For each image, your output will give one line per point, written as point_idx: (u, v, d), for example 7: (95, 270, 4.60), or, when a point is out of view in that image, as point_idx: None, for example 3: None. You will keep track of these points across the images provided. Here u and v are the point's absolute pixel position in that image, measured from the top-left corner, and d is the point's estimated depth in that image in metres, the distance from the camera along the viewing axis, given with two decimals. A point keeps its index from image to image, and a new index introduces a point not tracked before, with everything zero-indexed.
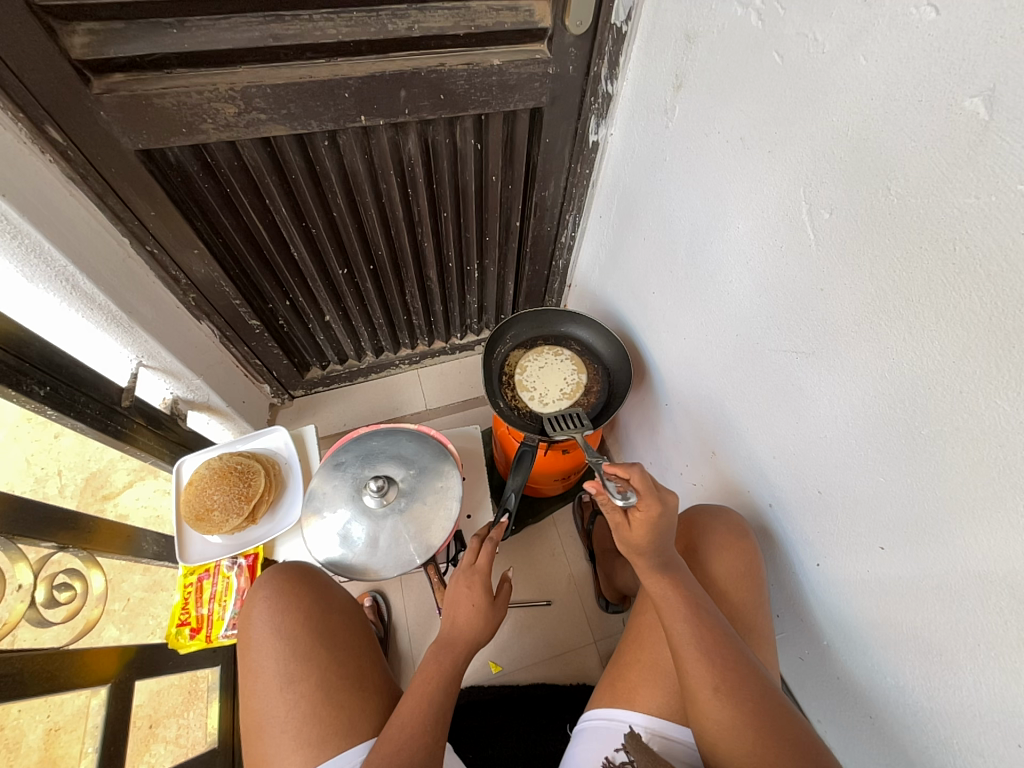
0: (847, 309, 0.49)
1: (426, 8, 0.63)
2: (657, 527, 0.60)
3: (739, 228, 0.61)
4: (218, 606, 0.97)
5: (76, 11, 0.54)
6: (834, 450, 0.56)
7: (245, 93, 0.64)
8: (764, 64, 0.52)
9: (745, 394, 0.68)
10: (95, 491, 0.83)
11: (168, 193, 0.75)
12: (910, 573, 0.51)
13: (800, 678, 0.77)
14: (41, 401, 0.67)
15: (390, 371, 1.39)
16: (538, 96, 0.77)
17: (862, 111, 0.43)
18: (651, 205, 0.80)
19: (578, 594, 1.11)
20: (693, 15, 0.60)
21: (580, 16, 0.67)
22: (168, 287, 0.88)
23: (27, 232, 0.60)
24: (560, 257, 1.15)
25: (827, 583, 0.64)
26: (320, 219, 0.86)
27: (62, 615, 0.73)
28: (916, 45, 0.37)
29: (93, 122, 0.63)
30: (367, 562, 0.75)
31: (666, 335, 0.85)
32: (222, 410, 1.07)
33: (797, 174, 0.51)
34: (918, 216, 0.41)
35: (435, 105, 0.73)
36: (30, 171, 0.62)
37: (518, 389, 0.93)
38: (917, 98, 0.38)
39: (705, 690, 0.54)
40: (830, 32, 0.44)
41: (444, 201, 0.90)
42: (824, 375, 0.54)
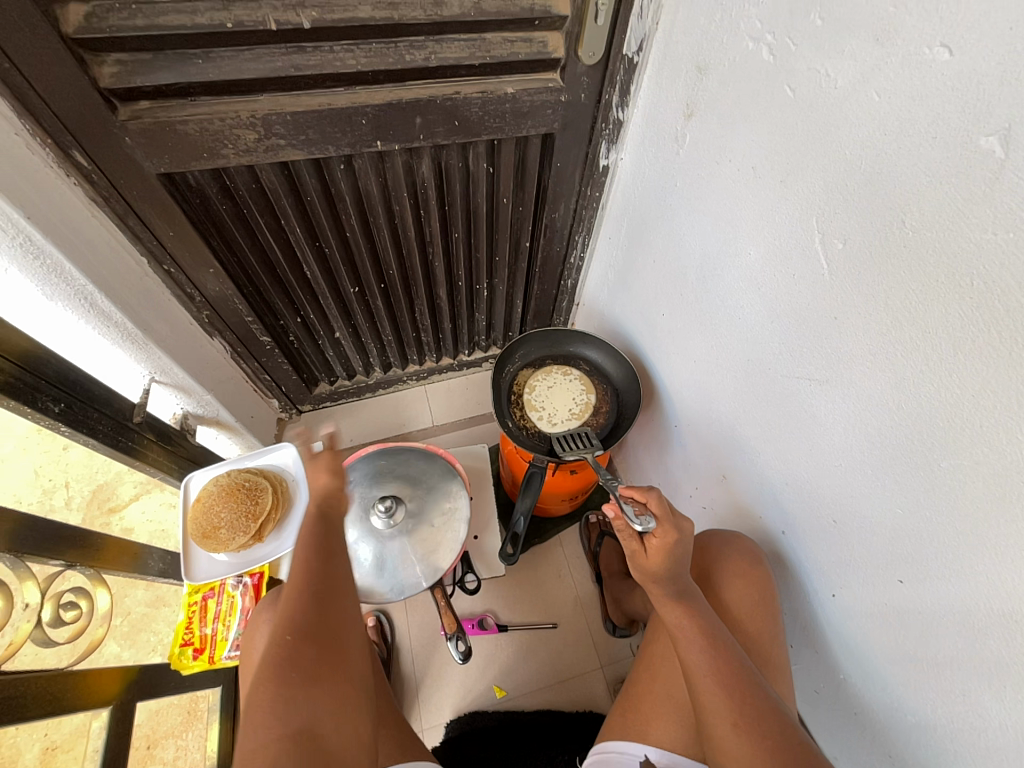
0: (862, 339, 0.49)
1: (443, 40, 0.65)
2: (674, 555, 0.59)
3: (750, 254, 0.62)
4: (222, 626, 0.97)
5: (107, 43, 0.56)
6: (849, 479, 0.55)
7: (266, 120, 0.65)
8: (776, 97, 0.53)
9: (756, 419, 0.68)
10: (101, 504, 0.82)
11: (187, 214, 0.76)
12: (930, 607, 0.50)
13: (816, 712, 0.75)
14: (55, 418, 0.67)
15: (398, 387, 1.39)
16: (550, 122, 0.78)
17: (874, 145, 0.43)
18: (661, 229, 0.80)
19: (584, 617, 1.09)
20: (704, 48, 0.61)
21: (592, 47, 0.70)
22: (183, 304, 0.89)
23: (49, 253, 0.61)
24: (568, 277, 1.16)
25: (843, 614, 0.62)
26: (333, 239, 0.87)
27: (66, 635, 0.73)
28: (929, 84, 0.38)
29: (118, 147, 0.65)
30: (372, 583, 0.74)
31: (675, 356, 0.86)
32: (230, 425, 1.08)
33: (810, 205, 0.52)
34: (933, 250, 0.41)
35: (450, 131, 0.75)
36: (55, 193, 0.63)
37: (526, 408, 0.92)
38: (930, 135, 0.39)
39: (724, 724, 0.53)
40: (842, 69, 0.45)
41: (456, 222, 0.91)
42: (838, 403, 0.54)
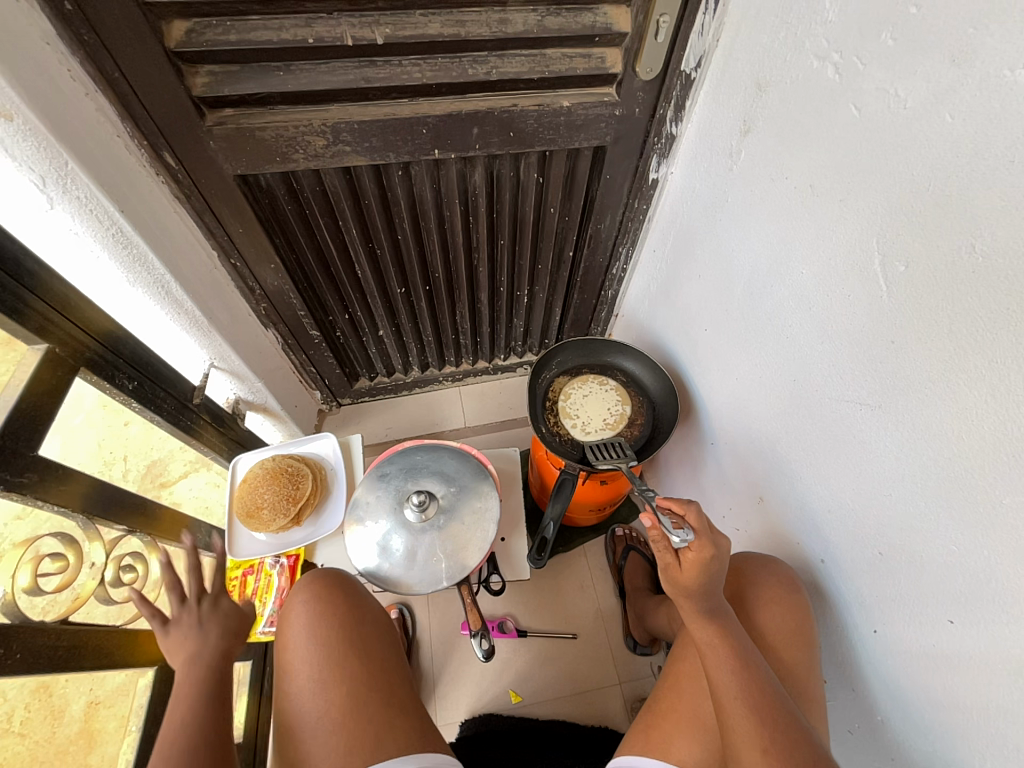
0: (921, 365, 0.47)
1: (505, 55, 0.68)
2: (709, 571, 0.58)
3: (803, 273, 0.60)
4: (258, 602, 1.00)
5: (203, 56, 0.61)
6: (899, 509, 0.53)
7: (335, 128, 0.70)
8: (840, 115, 0.52)
9: (800, 441, 0.66)
10: (153, 478, 0.87)
11: (256, 213, 0.82)
12: (983, 653, 0.47)
13: (847, 754, 0.71)
14: (128, 393, 0.74)
15: (434, 386, 1.43)
16: (603, 135, 0.80)
17: (945, 167, 0.42)
18: (709, 244, 0.80)
19: (605, 630, 1.08)
20: (765, 65, 0.61)
21: (651, 63, 0.71)
22: (244, 296, 0.95)
23: (136, 244, 0.67)
24: (609, 288, 1.16)
25: (885, 653, 0.59)
26: (386, 241, 0.91)
27: (124, 595, 0.79)
28: (1009, 107, 0.37)
29: (202, 150, 0.70)
30: (402, 574, 0.76)
31: (715, 373, 0.84)
32: (276, 413, 1.13)
33: (871, 225, 0.50)
34: (1005, 277, 0.39)
35: (504, 142, 0.77)
36: (145, 190, 0.69)
37: (560, 415, 0.93)
38: (1008, 158, 0.38)
39: (752, 750, 0.51)
40: (913, 89, 0.44)
41: (503, 230, 0.94)
42: (891, 431, 0.52)
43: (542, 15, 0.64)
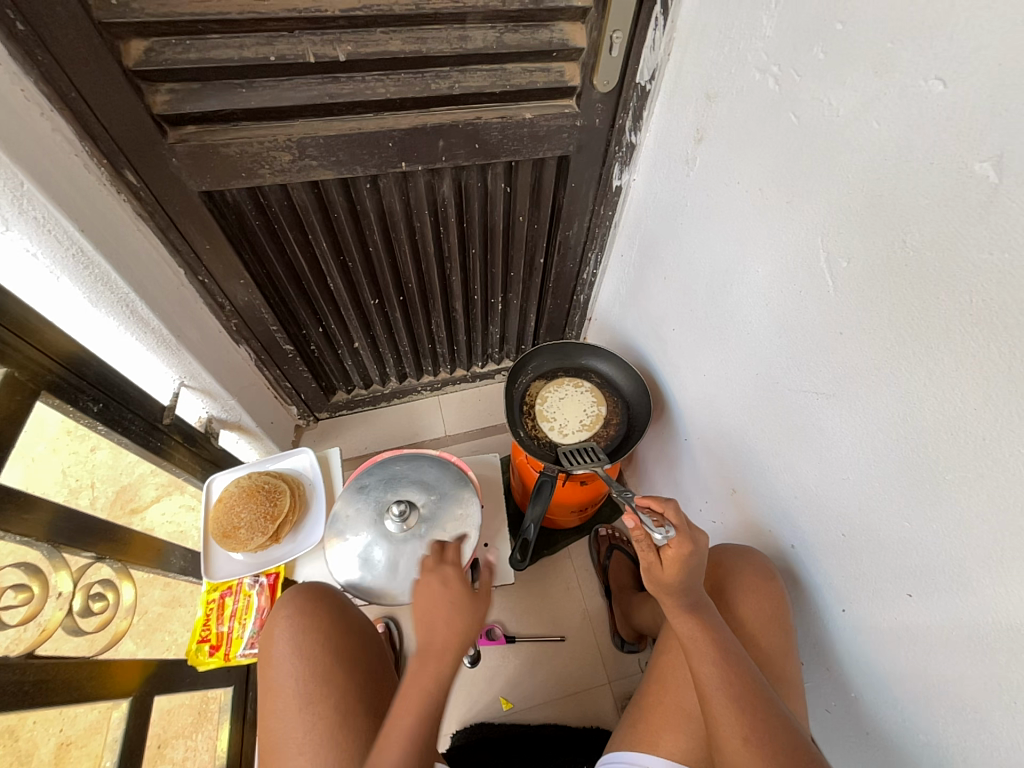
0: (868, 354, 0.50)
1: (466, 70, 0.70)
2: (688, 567, 0.60)
3: (759, 271, 0.64)
4: (237, 624, 0.97)
5: (162, 75, 0.61)
6: (857, 491, 0.56)
7: (301, 143, 0.70)
8: (782, 123, 0.55)
9: (764, 432, 0.69)
10: (124, 503, 0.84)
11: (223, 229, 0.81)
12: (938, 621, 0.50)
13: (827, 733, 0.74)
14: (94, 416, 0.72)
15: (412, 396, 1.42)
16: (566, 145, 0.82)
17: (876, 170, 0.46)
18: (671, 247, 0.83)
19: (592, 630, 1.09)
20: (713, 77, 0.65)
21: (607, 76, 0.74)
22: (214, 312, 0.94)
23: (98, 264, 0.66)
24: (581, 292, 1.19)
25: (854, 631, 0.62)
26: (357, 253, 0.91)
27: (94, 625, 0.76)
28: (926, 114, 0.40)
29: (165, 167, 0.70)
30: (386, 585, 0.76)
31: (685, 371, 0.87)
32: (251, 430, 1.12)
33: (816, 225, 0.54)
34: (934, 269, 0.42)
35: (470, 153, 0.79)
36: (105, 208, 0.68)
37: (538, 418, 0.95)
38: (929, 161, 0.41)
39: (734, 738, 0.53)
40: (844, 98, 0.47)
41: (473, 238, 0.95)
42: (846, 416, 0.55)
43: (500, 31, 0.67)
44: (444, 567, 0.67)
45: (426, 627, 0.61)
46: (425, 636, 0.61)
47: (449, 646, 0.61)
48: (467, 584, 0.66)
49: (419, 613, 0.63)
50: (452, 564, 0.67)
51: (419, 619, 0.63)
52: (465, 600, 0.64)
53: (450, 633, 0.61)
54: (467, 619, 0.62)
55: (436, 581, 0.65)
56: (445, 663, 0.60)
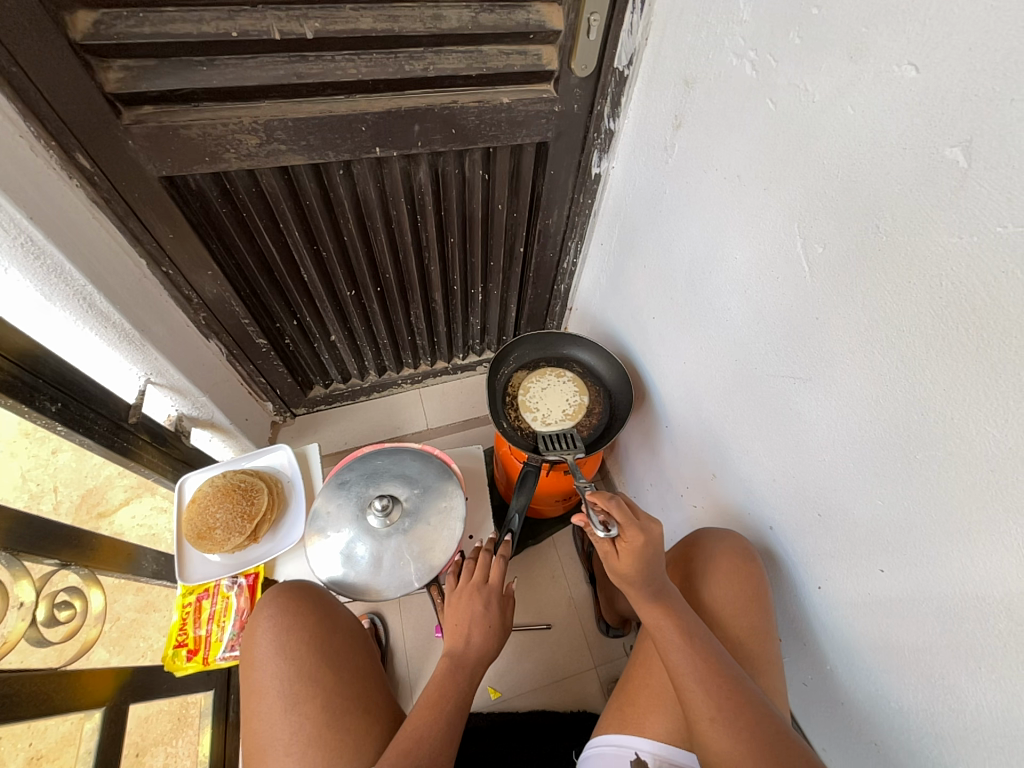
0: (843, 336, 0.51)
1: (441, 51, 0.68)
2: (644, 557, 0.61)
3: (737, 258, 0.64)
4: (216, 627, 0.95)
5: (115, 49, 0.57)
6: (832, 473, 0.57)
7: (268, 126, 0.67)
8: (759, 109, 0.55)
9: (743, 418, 0.70)
10: (90, 508, 0.82)
11: (187, 217, 0.77)
12: (908, 593, 0.52)
13: (804, 705, 0.76)
14: (52, 417, 0.67)
15: (393, 390, 1.40)
16: (544, 131, 0.81)
17: (850, 155, 0.46)
18: (652, 235, 0.83)
19: (578, 617, 1.10)
20: (691, 63, 0.64)
21: (585, 60, 0.72)
22: (180, 305, 0.90)
23: (50, 254, 0.62)
24: (561, 282, 1.18)
25: (830, 607, 0.64)
26: (331, 243, 0.89)
27: (61, 634, 0.73)
28: (899, 99, 0.41)
29: (121, 150, 0.66)
30: (370, 581, 0.75)
31: (665, 358, 0.88)
32: (224, 427, 1.08)
33: (793, 211, 0.54)
34: (906, 253, 0.43)
35: (447, 139, 0.77)
36: (58, 195, 0.64)
37: (521, 409, 0.94)
38: (902, 146, 0.42)
39: (705, 719, 0.54)
40: (820, 83, 0.48)
41: (452, 227, 0.93)
42: (820, 400, 0.56)
43: (475, 11, 0.65)
44: (485, 591, 0.70)
45: (458, 635, 0.67)
46: (459, 648, 0.66)
47: (473, 664, 0.65)
48: (501, 609, 0.70)
49: (451, 624, 0.68)
50: (494, 588, 0.70)
51: (450, 632, 0.67)
52: (497, 624, 0.68)
53: (480, 648, 0.66)
54: (492, 643, 0.68)
55: (472, 600, 0.69)
56: (466, 681, 0.64)
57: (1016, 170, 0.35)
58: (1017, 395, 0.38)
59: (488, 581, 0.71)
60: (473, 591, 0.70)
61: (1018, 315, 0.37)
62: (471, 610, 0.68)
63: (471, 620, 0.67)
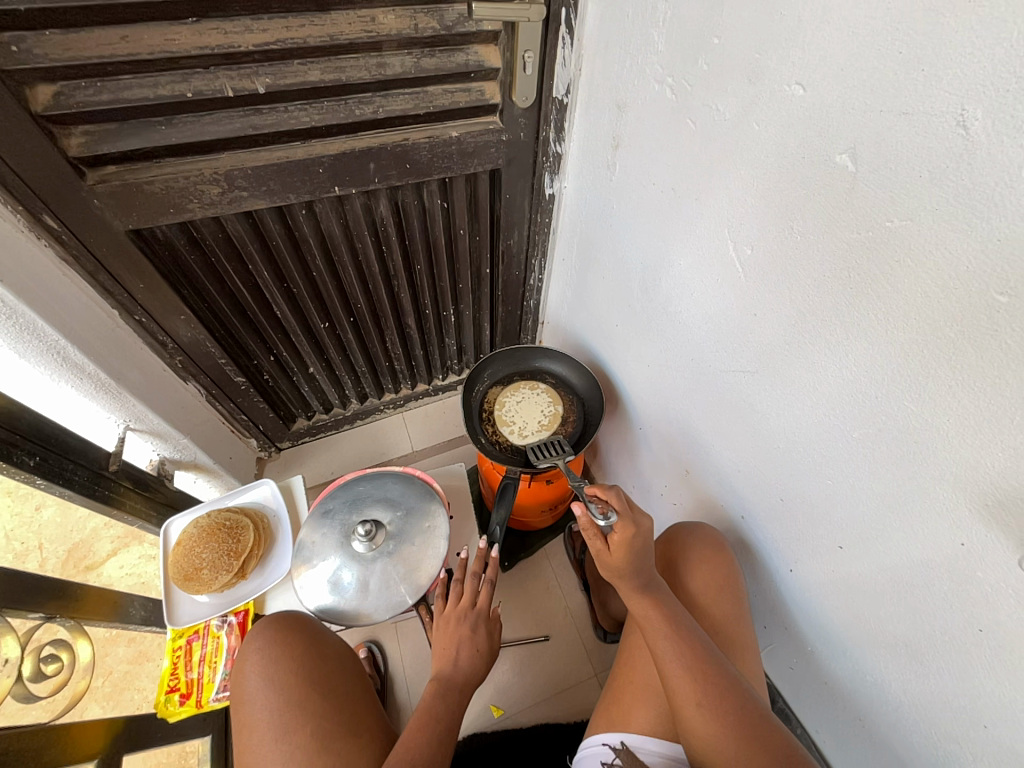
0: (777, 330, 0.55)
1: (389, 95, 0.72)
2: (634, 549, 0.64)
3: (681, 264, 0.68)
4: (208, 669, 0.93)
5: (76, 117, 0.60)
6: (786, 458, 0.60)
7: (228, 175, 0.71)
8: (682, 128, 0.60)
9: (704, 412, 0.73)
10: (78, 562, 0.83)
11: (156, 266, 0.80)
12: (865, 567, 0.55)
13: (794, 690, 0.78)
14: (30, 470, 0.68)
15: (376, 416, 1.42)
16: (495, 159, 0.85)
17: (761, 166, 0.51)
18: (606, 248, 0.87)
19: (575, 625, 1.11)
20: (621, 90, 0.69)
21: (525, 92, 0.77)
22: (156, 351, 0.91)
23: (22, 313, 0.64)
24: (530, 298, 1.22)
25: (802, 588, 0.66)
26: (301, 280, 0.92)
27: (47, 688, 0.72)
28: (793, 115, 0.45)
29: (88, 210, 0.69)
30: (359, 606, 0.76)
31: (630, 362, 0.91)
32: (208, 467, 1.09)
33: (722, 219, 0.58)
34: (818, 251, 0.47)
35: (402, 173, 0.81)
36: (25, 255, 0.67)
37: (497, 424, 0.97)
38: (801, 155, 0.46)
39: (690, 704, 0.56)
40: (728, 103, 0.52)
41: (417, 255, 0.97)
42: (765, 390, 0.60)
43: (417, 56, 0.69)
44: (474, 614, 0.72)
45: (445, 657, 0.68)
46: (446, 671, 0.67)
47: (462, 684, 0.67)
48: (489, 631, 0.72)
49: (439, 647, 0.69)
50: (482, 612, 0.72)
51: (438, 655, 0.69)
52: (484, 647, 0.70)
53: (468, 670, 0.68)
54: (480, 666, 0.69)
55: (463, 624, 0.70)
56: (456, 702, 0.65)
57: (894, 171, 0.39)
58: (925, 372, 0.41)
59: (475, 605, 0.72)
60: (457, 617, 0.71)
61: (914, 299, 0.40)
62: (455, 633, 0.69)
63: (458, 643, 0.69)
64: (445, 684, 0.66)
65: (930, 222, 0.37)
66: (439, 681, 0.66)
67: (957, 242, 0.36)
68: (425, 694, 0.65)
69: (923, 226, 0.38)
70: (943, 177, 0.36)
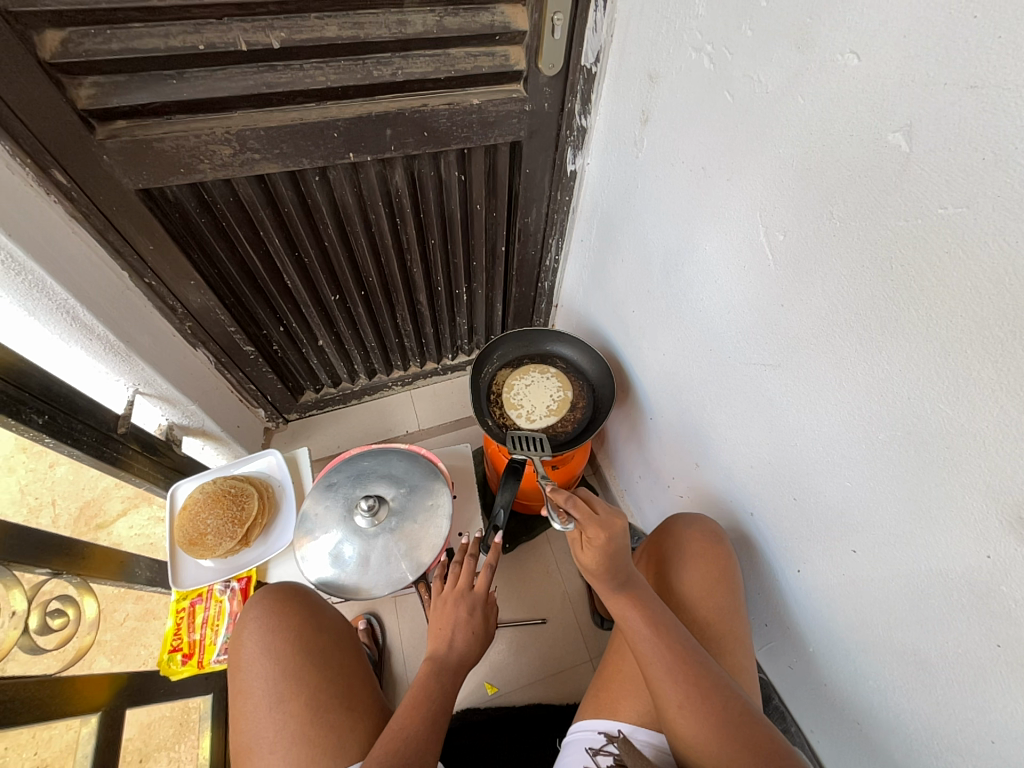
0: (806, 323, 0.52)
1: (409, 56, 0.68)
2: (603, 553, 0.62)
3: (706, 249, 0.65)
4: (211, 630, 0.99)
5: (84, 67, 0.58)
6: (804, 456, 0.58)
7: (240, 135, 0.68)
8: (718, 101, 0.56)
9: (720, 405, 0.71)
10: (89, 520, 0.85)
11: (167, 229, 0.79)
12: (880, 573, 0.53)
13: (792, 688, 0.78)
14: (39, 428, 0.68)
15: (383, 392, 1.41)
16: (517, 130, 0.82)
17: (802, 144, 0.47)
18: (627, 230, 0.84)
19: (573, 611, 1.11)
20: (655, 58, 0.65)
21: (552, 58, 0.73)
22: (166, 316, 0.91)
23: (30, 269, 0.63)
24: (545, 279, 1.19)
25: (808, 590, 0.65)
26: (312, 249, 0.90)
27: (54, 642, 0.75)
28: (844, 87, 0.42)
29: (97, 165, 0.67)
30: (359, 580, 0.76)
31: (645, 348, 0.89)
32: (216, 435, 1.09)
33: (755, 200, 0.55)
34: (860, 237, 0.44)
35: (420, 141, 0.78)
36: (33, 209, 0.65)
37: (505, 407, 0.95)
38: (849, 132, 0.42)
39: (672, 706, 0.55)
40: (771, 74, 0.49)
41: (431, 229, 0.95)
42: (789, 385, 0.57)
43: (440, 14, 0.65)
44: (470, 597, 0.71)
45: (441, 637, 0.68)
46: (441, 652, 0.67)
47: (456, 665, 0.67)
48: (485, 614, 0.72)
49: (434, 626, 0.69)
50: (479, 595, 0.71)
51: (434, 637, 0.69)
52: (479, 629, 0.70)
53: (462, 652, 0.68)
54: (475, 648, 0.69)
55: (462, 606, 0.70)
56: (450, 681, 0.65)
57: (953, 153, 0.35)
58: (969, 371, 0.38)
59: (473, 588, 0.72)
60: (450, 600, 0.71)
61: (961, 294, 0.37)
62: (452, 614, 0.69)
63: (455, 623, 0.69)
64: (439, 667, 0.66)
65: (988, 211, 0.34)
66: (431, 662, 0.66)
67: (1017, 233, 0.33)
68: (421, 677, 0.65)
69: (981, 215, 0.35)
70: (1009, 159, 0.32)
